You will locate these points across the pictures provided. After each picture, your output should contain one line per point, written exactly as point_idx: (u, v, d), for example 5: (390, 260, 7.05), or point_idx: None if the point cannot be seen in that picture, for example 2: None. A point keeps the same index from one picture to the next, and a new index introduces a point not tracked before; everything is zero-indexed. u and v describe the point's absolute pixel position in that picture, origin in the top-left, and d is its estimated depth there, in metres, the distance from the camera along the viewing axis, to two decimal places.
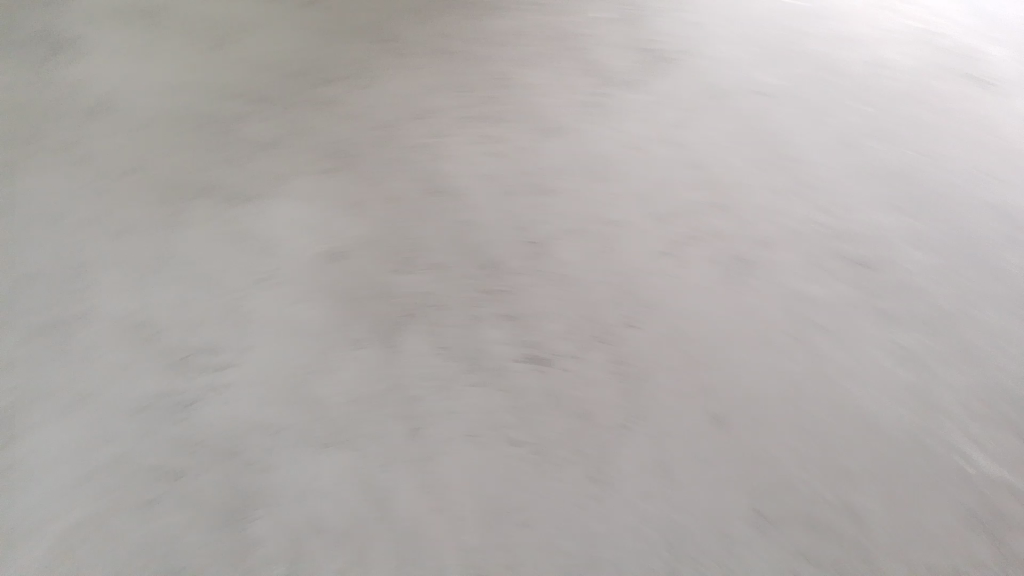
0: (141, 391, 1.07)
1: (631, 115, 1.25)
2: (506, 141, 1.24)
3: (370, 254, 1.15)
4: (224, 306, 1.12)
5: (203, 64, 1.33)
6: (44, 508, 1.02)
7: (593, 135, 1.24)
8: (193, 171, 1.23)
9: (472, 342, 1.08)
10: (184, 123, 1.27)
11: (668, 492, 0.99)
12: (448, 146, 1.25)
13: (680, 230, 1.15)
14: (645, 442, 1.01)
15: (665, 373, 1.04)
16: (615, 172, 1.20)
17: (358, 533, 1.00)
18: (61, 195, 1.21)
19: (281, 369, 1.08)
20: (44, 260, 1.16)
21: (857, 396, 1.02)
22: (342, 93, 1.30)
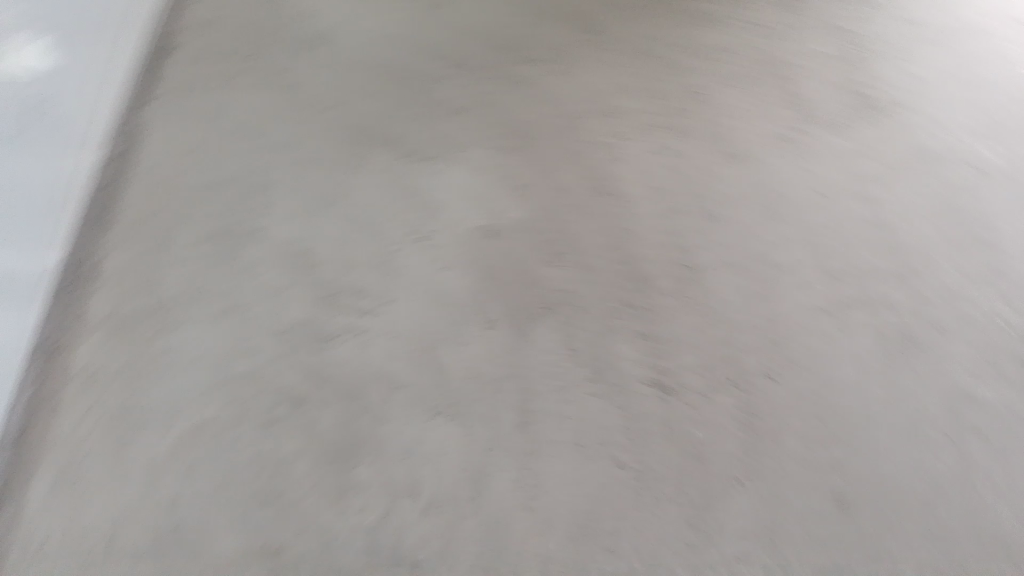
0: (288, 315, 1.10)
1: (820, 167, 1.21)
2: (690, 156, 1.23)
3: (523, 241, 1.15)
4: (378, 257, 1.15)
5: (424, 36, 1.43)
6: (166, 399, 1.03)
7: (779, 170, 1.21)
8: (382, 132, 1.29)
9: (601, 353, 1.04)
10: (386, 92, 1.34)
11: (779, 560, 0.89)
12: (632, 149, 1.24)
13: (846, 290, 1.08)
14: (757, 502, 0.92)
15: (798, 434, 0.97)
16: (792, 214, 1.16)
17: (443, 508, 0.94)
18: (265, 123, 1.31)
19: (417, 329, 1.08)
20: (235, 173, 1.25)
21: (1008, 512, 0.92)
22: (537, 90, 1.33)
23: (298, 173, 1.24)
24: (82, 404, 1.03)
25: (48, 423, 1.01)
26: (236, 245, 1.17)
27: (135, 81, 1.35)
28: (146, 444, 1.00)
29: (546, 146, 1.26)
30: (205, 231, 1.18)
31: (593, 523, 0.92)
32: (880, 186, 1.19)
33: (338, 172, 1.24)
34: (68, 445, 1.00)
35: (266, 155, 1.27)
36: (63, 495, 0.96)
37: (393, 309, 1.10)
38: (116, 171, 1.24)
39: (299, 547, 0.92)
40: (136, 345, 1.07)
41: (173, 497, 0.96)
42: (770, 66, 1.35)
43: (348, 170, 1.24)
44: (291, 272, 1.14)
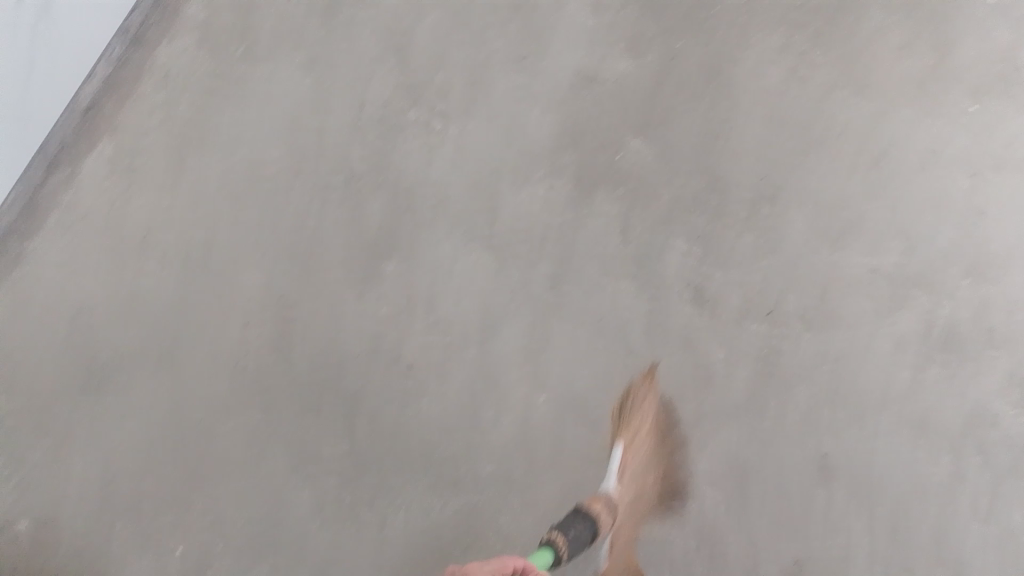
0: (369, 88, 1.06)
1: (969, 124, 1.05)
2: (839, 56, 1.07)
3: (619, 96, 1.07)
4: (472, 62, 1.08)
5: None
6: (232, 129, 1.04)
7: (925, 110, 1.05)
8: None
9: (655, 241, 1.01)
10: None
11: (726, 482, 0.96)
12: (778, 24, 1.08)
13: (924, 267, 1.01)
14: (737, 437, 0.96)
15: (800, 386, 0.97)
16: (906, 168, 1.04)
17: (451, 331, 0.97)
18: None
19: (484, 152, 1.05)
20: None
21: (953, 520, 0.95)
22: None
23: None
24: (151, 103, 1.04)
25: (114, 109, 1.04)
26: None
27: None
28: (200, 166, 1.03)
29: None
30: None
31: (581, 399, 0.95)
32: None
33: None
34: (130, 140, 1.03)
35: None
36: (114, 185, 1.02)
37: (471, 120, 1.06)
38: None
39: (313, 315, 0.98)
40: (217, 62, 1.06)
41: (214, 224, 1.01)
42: None
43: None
44: (382, 42, 1.08)
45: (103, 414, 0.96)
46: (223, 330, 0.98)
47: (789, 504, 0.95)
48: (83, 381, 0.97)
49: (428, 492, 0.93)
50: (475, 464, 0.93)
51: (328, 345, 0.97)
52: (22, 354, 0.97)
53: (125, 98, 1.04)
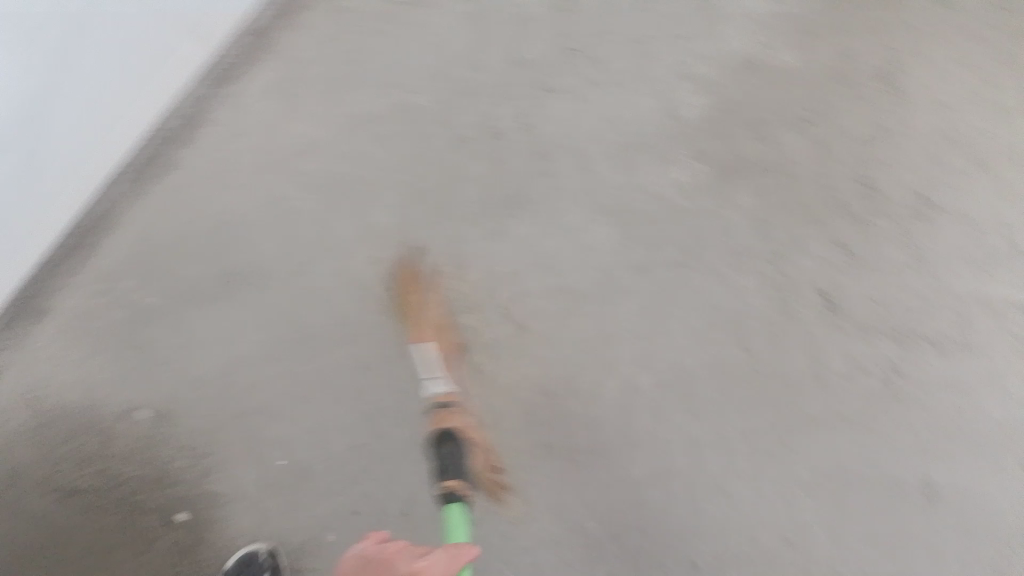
0: (527, 47, 1.08)
1: None
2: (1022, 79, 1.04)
3: (779, 87, 1.06)
4: (634, 35, 1.08)
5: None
6: (389, 67, 1.07)
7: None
8: None
9: (790, 239, 0.99)
10: None
11: (820, 482, 0.94)
12: (963, 32, 1.06)
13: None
14: (850, 451, 0.94)
15: (914, 405, 0.95)
16: None
17: (568, 295, 0.97)
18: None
19: (631, 124, 1.05)
20: None
21: None
22: None
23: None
24: (316, 32, 1.09)
25: (279, 31, 1.09)
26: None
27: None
28: (351, 97, 1.06)
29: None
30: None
31: (690, 382, 0.95)
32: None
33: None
34: (291, 66, 1.07)
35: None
36: (273, 105, 1.06)
37: (622, 91, 1.06)
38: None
39: (438, 259, 0.99)
40: (388, 3, 1.10)
41: (356, 153, 1.04)
42: None
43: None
44: (551, 3, 1.10)
45: (206, 311, 0.98)
46: (345, 253, 0.99)
47: (896, 529, 0.94)
48: (195, 278, 0.99)
49: (528, 447, 0.94)
50: (575, 430, 0.94)
51: (446, 291, 0.98)
52: (141, 239, 1.00)
53: (293, 25, 1.09)
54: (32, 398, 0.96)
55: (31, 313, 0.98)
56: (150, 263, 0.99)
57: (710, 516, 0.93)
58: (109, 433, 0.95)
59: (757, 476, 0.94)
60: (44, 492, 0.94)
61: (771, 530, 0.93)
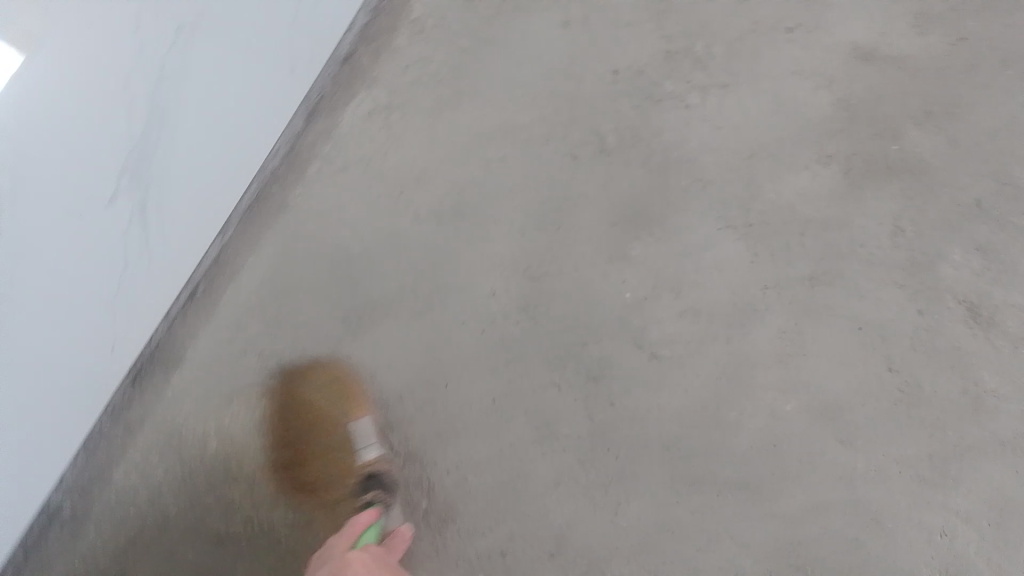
0: (626, 53, 1.02)
1: None
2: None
3: (901, 76, 1.00)
4: (743, 32, 1.02)
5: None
6: (487, 87, 1.03)
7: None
8: None
9: (928, 249, 0.95)
10: None
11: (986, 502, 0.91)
12: None
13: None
14: (1014, 476, 0.91)
15: None
16: None
17: (701, 322, 0.95)
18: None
19: (749, 132, 0.99)
20: None
21: None
22: None
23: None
24: (407, 57, 1.04)
25: (370, 59, 1.04)
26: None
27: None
28: (452, 123, 1.02)
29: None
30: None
31: (837, 408, 0.93)
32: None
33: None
34: (387, 93, 1.03)
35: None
36: (374, 138, 1.03)
37: (734, 94, 1.00)
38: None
39: (561, 289, 0.97)
40: (475, 19, 1.04)
41: (465, 183, 1.01)
42: None
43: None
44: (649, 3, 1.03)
45: (334, 358, 0.98)
46: (469, 292, 0.98)
47: None
48: (318, 324, 0.98)
49: (672, 486, 0.93)
50: (719, 465, 0.93)
51: (572, 323, 0.96)
52: (261, 286, 0.99)
53: (384, 49, 1.04)
54: (175, 450, 0.97)
55: (161, 365, 0.99)
56: (272, 310, 0.99)
57: (871, 542, 0.91)
58: (253, 479, 0.97)
59: (918, 497, 0.91)
60: (192, 543, 0.96)
61: (937, 553, 0.90)
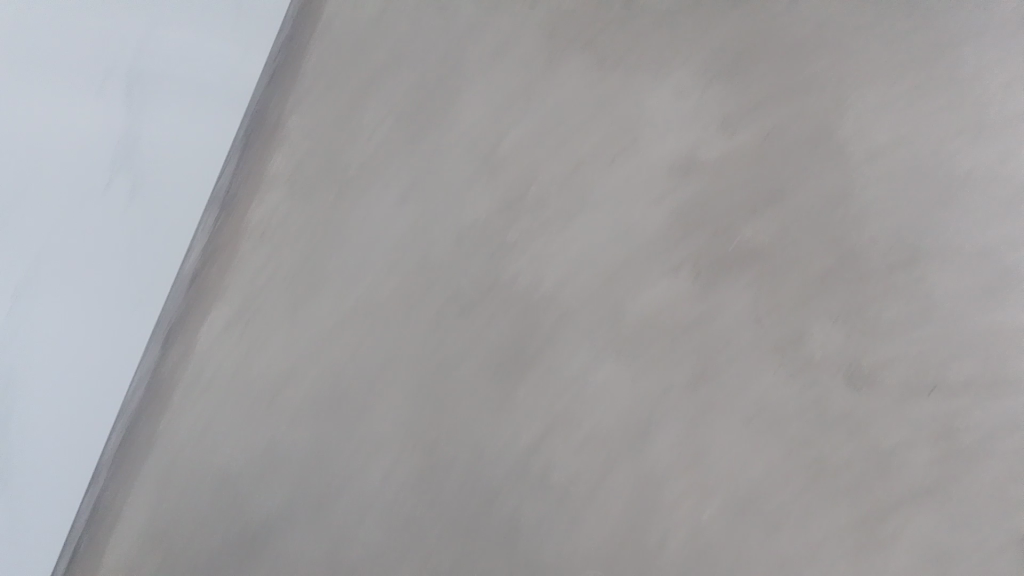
0: (468, 212, 1.06)
1: None
2: (944, 100, 1.08)
3: (725, 176, 1.06)
4: (569, 171, 1.07)
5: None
6: (338, 275, 1.03)
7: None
8: (593, 14, 1.15)
9: (793, 329, 0.98)
10: None
11: (919, 562, 0.90)
12: (879, 77, 1.10)
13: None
14: (936, 527, 0.91)
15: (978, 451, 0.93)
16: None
17: (601, 453, 0.94)
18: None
19: (600, 256, 1.03)
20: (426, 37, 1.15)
21: None
22: None
23: (491, 40, 1.15)
24: (256, 266, 1.04)
25: (220, 275, 1.04)
26: (426, 117, 1.11)
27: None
28: (311, 317, 1.02)
29: (771, 56, 1.11)
30: (395, 91, 1.12)
31: (752, 504, 0.92)
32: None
33: (536, 51, 1.14)
34: (239, 303, 1.03)
35: (461, 9, 1.16)
36: (234, 348, 1.01)
37: (578, 225, 1.04)
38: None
39: (454, 455, 0.95)
40: (312, 214, 1.06)
41: (337, 373, 0.99)
42: None
43: (542, 50, 1.14)
44: (476, 165, 1.08)
45: None
46: (364, 481, 0.96)
47: None
48: (219, 554, 0.95)
49: None
50: None
51: (474, 486, 0.94)
52: (151, 531, 0.96)
53: (229, 263, 1.04)
54: None
55: None
56: (169, 552, 0.96)
57: None
58: None
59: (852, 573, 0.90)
60: None
61: None
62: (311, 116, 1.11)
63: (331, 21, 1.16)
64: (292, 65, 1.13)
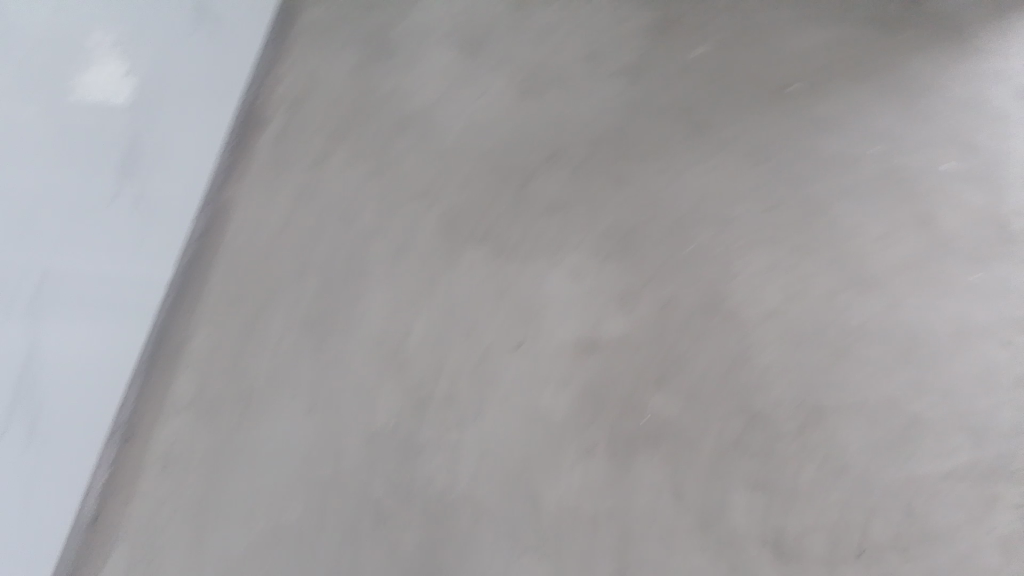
0: (375, 416, 1.03)
1: (954, 295, 1.15)
2: (824, 258, 1.17)
3: (627, 356, 1.08)
4: (475, 361, 1.07)
5: (528, 87, 1.36)
6: (245, 494, 0.99)
7: (927, 292, 1.15)
8: (485, 212, 1.23)
9: (713, 503, 0.97)
10: (548, 120, 1.32)
11: None
12: (757, 249, 1.18)
13: (998, 458, 1.02)
14: None
15: None
16: (915, 354, 1.10)
17: None
18: (387, 164, 1.29)
19: (513, 449, 1.01)
20: (329, 246, 1.19)
21: None
22: (684, 152, 1.28)
23: (393, 243, 1.20)
24: (156, 496, 1.00)
25: (120, 510, 1.00)
26: (330, 319, 1.12)
27: (234, 124, 1.32)
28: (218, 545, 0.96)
29: (654, 237, 1.19)
30: (301, 294, 1.14)
31: None
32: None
33: (435, 249, 1.19)
34: (141, 540, 0.98)
35: (365, 217, 1.23)
36: None
37: (488, 419, 1.03)
38: (218, 226, 1.22)
39: None
40: (217, 433, 1.03)
41: None
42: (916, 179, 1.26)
43: (441, 247, 1.19)
44: (382, 365, 1.08)
45: None
46: None
47: None
48: None
49: None
50: None
51: None
52: None
53: (128, 498, 1.01)
54: None
55: None
56: None
57: None
58: None
59: None
60: None
61: None
62: (215, 334, 1.11)
63: (238, 240, 1.20)
64: (190, 291, 1.16)
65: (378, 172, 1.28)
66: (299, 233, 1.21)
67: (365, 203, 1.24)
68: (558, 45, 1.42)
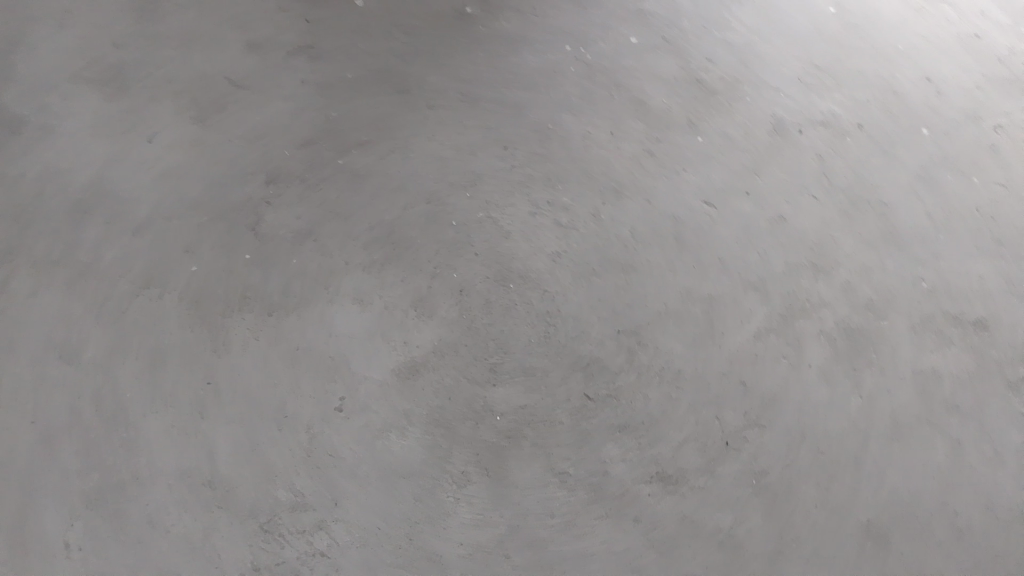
0: (228, 564, 0.92)
1: (687, 162, 1.18)
2: (577, 178, 1.17)
3: (450, 361, 1.08)
4: (306, 447, 0.99)
5: (203, 106, 1.11)
6: None
7: (668, 173, 1.17)
8: (228, 272, 1.05)
9: (591, 466, 1.03)
10: (234, 136, 1.11)
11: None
12: (514, 197, 1.16)
13: (786, 299, 1.10)
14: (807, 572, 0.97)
15: (783, 467, 1.02)
16: (689, 235, 1.14)
17: None
18: (64, 261, 1.01)
19: (392, 519, 0.98)
20: (56, 393, 0.95)
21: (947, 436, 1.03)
22: (400, 119, 1.16)
23: (139, 355, 0.99)
24: None
25: None
26: (110, 478, 0.93)
27: None
28: None
29: (416, 222, 1.14)
30: (60, 469, 0.92)
31: None
32: (762, 160, 1.17)
33: (193, 341, 1.01)
34: None
35: (92, 341, 0.98)
36: None
37: (348, 502, 0.98)
38: None
39: None
40: None
41: None
42: (613, 57, 1.21)
43: (202, 335, 1.02)
44: (207, 500, 0.94)
45: None
46: None
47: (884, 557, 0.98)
48: None
49: None
50: None
51: None
52: None
53: None
54: None
55: None
56: None
57: None
58: None
59: None
60: None
61: None
62: None
63: None
64: None
65: (76, 279, 1.01)
66: (15, 401, 0.94)
67: (80, 325, 0.99)
68: (201, 32, 1.13)
